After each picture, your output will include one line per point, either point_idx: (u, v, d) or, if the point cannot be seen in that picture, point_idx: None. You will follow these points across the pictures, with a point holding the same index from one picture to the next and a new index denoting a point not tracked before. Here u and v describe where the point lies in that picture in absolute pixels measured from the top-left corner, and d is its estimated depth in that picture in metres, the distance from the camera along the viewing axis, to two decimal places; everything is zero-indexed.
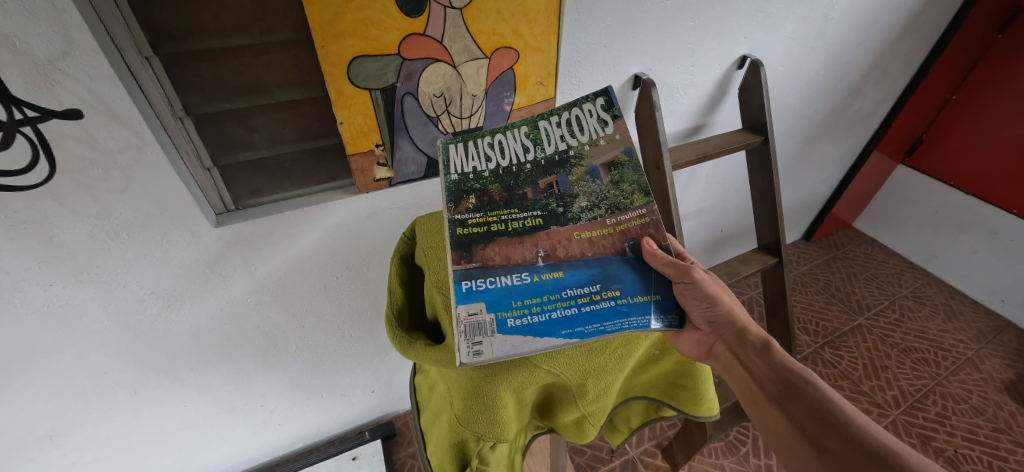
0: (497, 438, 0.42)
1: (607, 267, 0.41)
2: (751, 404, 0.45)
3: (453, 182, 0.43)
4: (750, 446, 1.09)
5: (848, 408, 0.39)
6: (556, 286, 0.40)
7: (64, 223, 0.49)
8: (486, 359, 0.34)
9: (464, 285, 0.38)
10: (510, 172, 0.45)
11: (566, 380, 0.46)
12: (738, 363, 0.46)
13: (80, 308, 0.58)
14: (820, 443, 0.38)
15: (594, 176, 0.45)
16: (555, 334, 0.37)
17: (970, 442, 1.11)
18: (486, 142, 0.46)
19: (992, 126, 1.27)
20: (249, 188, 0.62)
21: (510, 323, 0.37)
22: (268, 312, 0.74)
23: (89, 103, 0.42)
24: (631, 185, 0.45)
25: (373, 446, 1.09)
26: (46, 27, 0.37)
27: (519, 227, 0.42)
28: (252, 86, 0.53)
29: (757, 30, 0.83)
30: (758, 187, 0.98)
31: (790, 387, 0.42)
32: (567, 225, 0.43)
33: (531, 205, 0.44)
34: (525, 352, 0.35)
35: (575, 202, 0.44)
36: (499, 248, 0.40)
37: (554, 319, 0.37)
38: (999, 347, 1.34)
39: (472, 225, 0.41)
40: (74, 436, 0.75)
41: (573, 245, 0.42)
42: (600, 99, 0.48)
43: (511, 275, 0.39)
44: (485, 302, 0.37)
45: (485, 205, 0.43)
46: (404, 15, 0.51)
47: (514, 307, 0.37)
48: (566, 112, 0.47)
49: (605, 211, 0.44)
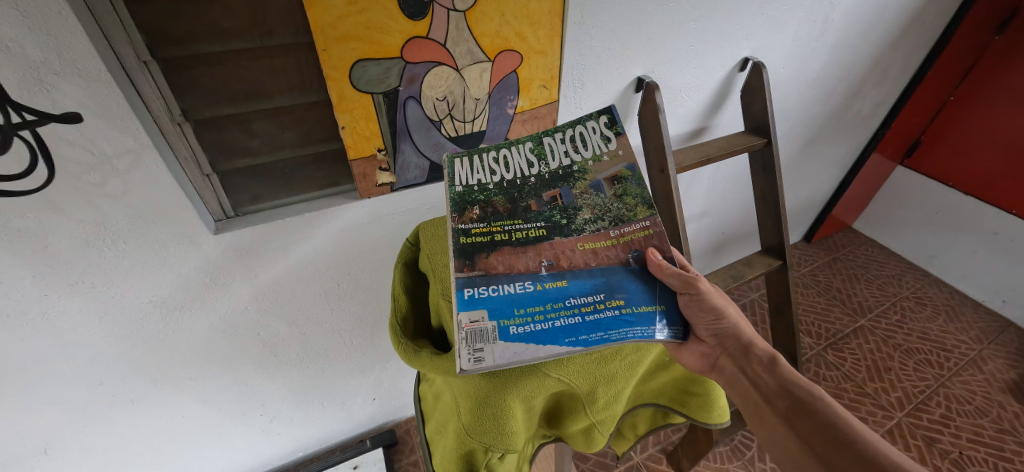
0: (507, 449, 0.41)
1: (611, 277, 0.40)
2: (756, 420, 0.44)
3: (458, 193, 0.43)
4: (755, 450, 1.08)
5: (856, 424, 0.38)
6: (560, 294, 0.38)
7: (58, 231, 0.48)
8: (488, 366, 0.33)
9: (467, 292, 0.36)
10: (514, 185, 0.45)
11: (576, 388, 0.45)
12: (743, 377, 0.45)
13: (75, 319, 0.56)
14: (829, 460, 0.36)
15: (598, 190, 0.45)
16: (558, 342, 0.35)
17: (975, 444, 1.10)
18: (492, 157, 0.46)
19: (990, 127, 1.28)
20: (249, 193, 0.61)
21: (513, 330, 0.35)
22: (268, 320, 0.73)
23: (85, 107, 0.41)
24: (634, 198, 0.45)
25: (374, 454, 1.06)
26: (39, 29, 0.36)
27: (522, 237, 0.41)
28: (252, 90, 0.52)
29: (759, 32, 0.83)
30: (761, 188, 0.97)
31: (798, 403, 0.41)
32: (570, 236, 0.42)
33: (535, 216, 0.43)
34: (528, 360, 0.33)
35: (578, 215, 0.43)
36: (502, 257, 0.39)
37: (557, 327, 0.35)
38: (1001, 347, 1.34)
39: (475, 234, 0.40)
40: (68, 449, 0.73)
41: (577, 255, 0.41)
42: (604, 117, 0.49)
43: (514, 284, 0.38)
44: (487, 310, 0.35)
45: (488, 216, 0.42)
46: (407, 18, 0.50)
47: (517, 315, 0.36)
48: (570, 129, 0.48)
49: (609, 223, 0.43)
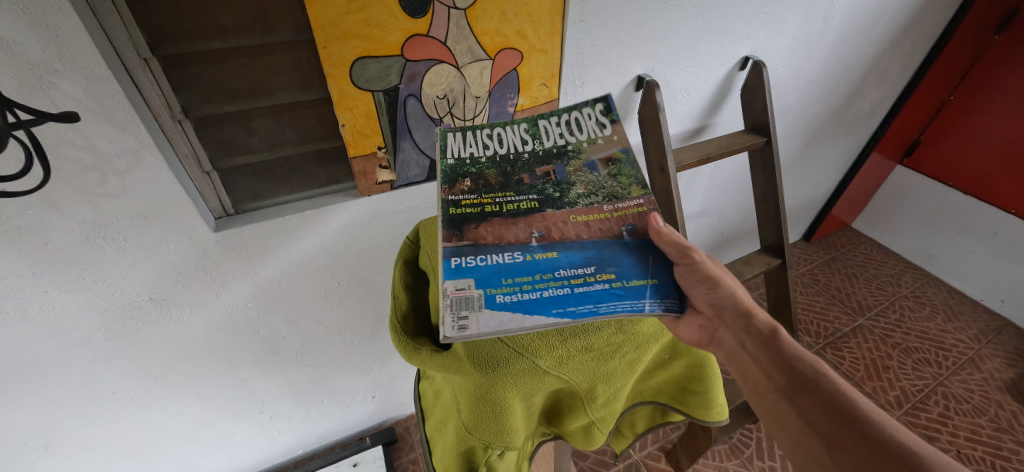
0: (506, 445, 0.42)
1: (603, 250, 0.39)
2: (755, 396, 0.41)
3: (450, 165, 0.43)
4: (754, 449, 1.09)
5: (861, 400, 0.35)
6: (549, 265, 0.37)
7: (56, 228, 0.47)
8: (472, 334, 0.31)
9: (454, 261, 0.35)
10: (507, 160, 0.46)
11: (575, 386, 0.45)
12: (741, 350, 0.42)
13: (73, 316, 0.56)
14: (832, 439, 0.34)
15: (592, 169, 0.45)
16: (545, 312, 0.33)
17: (972, 442, 1.11)
18: (485, 133, 0.47)
19: (989, 127, 1.28)
20: (249, 191, 0.61)
21: (499, 298, 0.34)
22: (268, 317, 0.73)
23: (85, 106, 0.41)
24: (628, 178, 0.45)
25: (373, 452, 1.07)
26: (37, 26, 0.36)
27: (513, 209, 0.41)
28: (252, 87, 0.52)
29: (760, 32, 0.83)
30: (760, 187, 0.97)
31: (800, 377, 0.38)
32: (562, 209, 0.42)
33: (527, 190, 0.43)
34: (514, 330, 0.32)
35: (571, 189, 0.43)
36: (492, 227, 0.39)
37: (545, 297, 0.34)
38: (999, 346, 1.35)
39: (465, 205, 0.40)
40: (67, 446, 0.73)
41: (569, 227, 0.40)
42: (599, 105, 0.50)
43: (503, 254, 0.37)
44: (474, 279, 0.34)
45: (480, 188, 0.42)
46: (408, 16, 0.50)
47: (503, 284, 0.35)
48: (566, 114, 0.49)
49: (602, 198, 0.43)
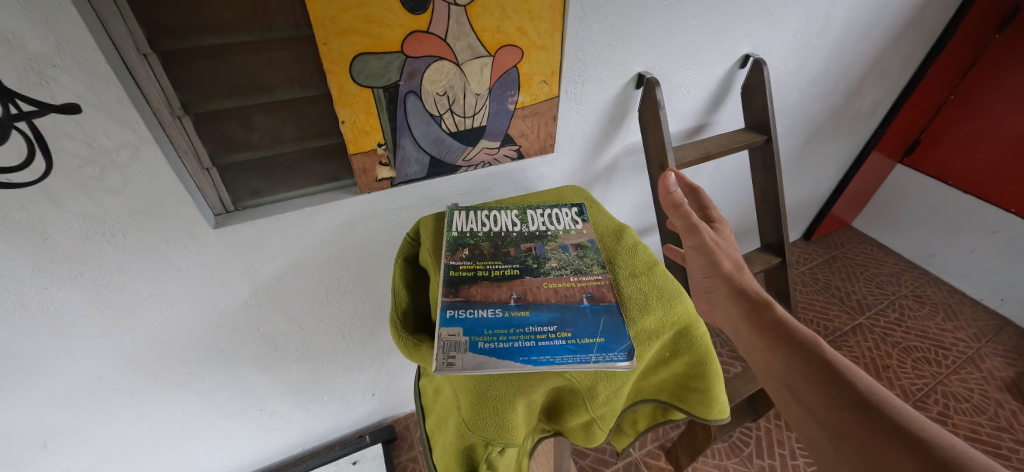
0: (506, 443, 0.39)
1: (565, 313, 0.46)
2: (757, 369, 0.45)
3: (454, 237, 0.55)
4: (753, 447, 1.09)
5: (860, 379, 0.38)
6: (522, 322, 0.45)
7: (55, 223, 0.47)
8: (455, 370, 0.39)
9: (449, 312, 0.45)
10: (498, 236, 0.57)
11: (575, 384, 0.43)
12: (742, 323, 0.47)
13: (74, 312, 0.56)
14: (817, 403, 0.38)
15: (564, 250, 0.55)
16: (514, 358, 0.41)
17: (972, 441, 1.11)
18: (484, 214, 0.60)
19: (990, 125, 1.29)
20: (249, 188, 0.61)
21: (481, 344, 0.42)
22: (268, 314, 0.73)
23: (84, 99, 0.41)
24: (592, 259, 0.53)
25: (373, 449, 1.07)
26: (37, 20, 0.36)
27: (499, 274, 0.51)
28: (252, 84, 0.52)
29: (761, 29, 0.83)
30: (761, 185, 0.97)
31: (796, 347, 0.42)
32: (538, 276, 0.50)
33: (512, 260, 0.53)
34: (488, 369, 0.40)
35: (547, 262, 0.53)
36: (480, 288, 0.48)
37: (515, 346, 0.42)
38: (999, 345, 1.35)
39: (462, 269, 0.50)
40: (66, 442, 0.73)
41: (541, 292, 0.48)
42: (575, 209, 0.62)
43: (487, 309, 0.46)
44: (462, 328, 0.43)
45: (475, 256, 0.53)
46: (408, 12, 0.50)
47: (486, 334, 0.43)
48: (549, 209, 0.62)
49: (570, 272, 0.51)
